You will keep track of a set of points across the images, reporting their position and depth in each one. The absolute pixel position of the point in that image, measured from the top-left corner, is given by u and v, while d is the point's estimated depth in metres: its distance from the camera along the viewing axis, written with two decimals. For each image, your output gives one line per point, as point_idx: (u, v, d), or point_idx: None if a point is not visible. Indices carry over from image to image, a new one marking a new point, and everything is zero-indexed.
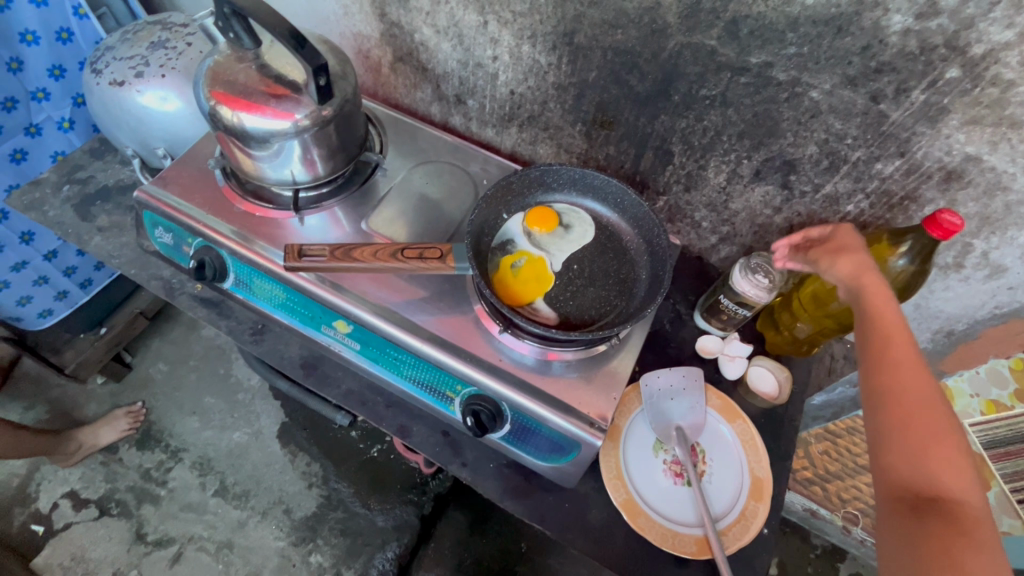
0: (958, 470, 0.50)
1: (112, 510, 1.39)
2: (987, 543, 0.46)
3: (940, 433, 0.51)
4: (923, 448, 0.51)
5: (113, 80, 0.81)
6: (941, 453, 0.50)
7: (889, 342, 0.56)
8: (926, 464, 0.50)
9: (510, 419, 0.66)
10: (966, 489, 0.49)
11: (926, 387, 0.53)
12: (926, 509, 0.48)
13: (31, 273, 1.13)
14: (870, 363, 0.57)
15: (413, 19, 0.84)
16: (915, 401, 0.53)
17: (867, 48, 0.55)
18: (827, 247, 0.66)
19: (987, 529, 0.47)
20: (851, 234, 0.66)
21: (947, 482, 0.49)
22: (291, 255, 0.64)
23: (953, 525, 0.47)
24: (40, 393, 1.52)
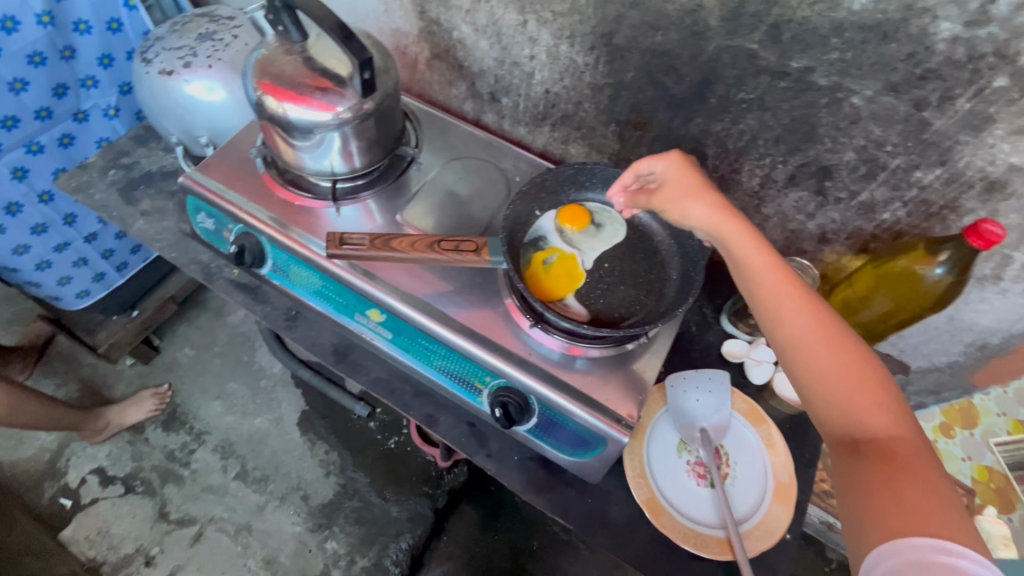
0: (882, 399, 0.49)
1: (137, 488, 1.43)
2: (927, 469, 0.45)
3: (850, 368, 0.50)
4: (843, 390, 0.50)
5: (162, 70, 0.84)
6: (862, 388, 0.50)
7: (776, 287, 0.54)
8: (851, 406, 0.49)
9: (537, 412, 0.67)
10: (891, 418, 0.49)
11: (827, 324, 0.52)
12: (864, 451, 0.48)
13: (72, 255, 1.17)
14: (765, 312, 0.55)
15: (452, 17, 0.85)
16: (819, 345, 0.51)
17: (913, 55, 0.55)
18: (675, 190, 0.63)
19: (923, 454, 0.46)
20: (676, 176, 0.63)
21: (874, 417, 0.49)
22: (332, 242, 0.66)
23: (891, 461, 0.46)
24: (72, 372, 1.57)
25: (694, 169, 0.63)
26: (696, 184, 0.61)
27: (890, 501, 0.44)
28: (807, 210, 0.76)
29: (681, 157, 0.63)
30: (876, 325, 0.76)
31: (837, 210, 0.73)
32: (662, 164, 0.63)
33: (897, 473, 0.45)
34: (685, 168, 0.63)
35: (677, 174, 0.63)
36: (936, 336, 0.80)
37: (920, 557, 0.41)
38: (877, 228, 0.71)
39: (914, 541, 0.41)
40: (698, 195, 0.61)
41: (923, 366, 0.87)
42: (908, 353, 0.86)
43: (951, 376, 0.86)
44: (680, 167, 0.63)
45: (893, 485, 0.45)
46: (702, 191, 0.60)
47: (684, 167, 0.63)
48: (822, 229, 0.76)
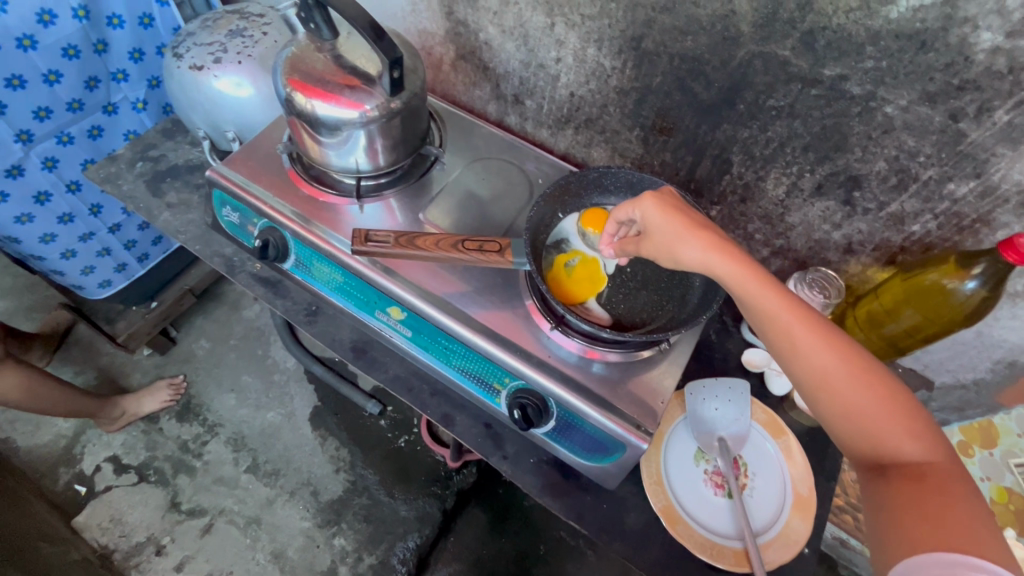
0: (906, 418, 0.50)
1: (150, 477, 1.45)
2: (957, 485, 0.46)
3: (872, 391, 0.51)
4: (866, 413, 0.50)
5: (192, 65, 0.85)
6: (886, 409, 0.50)
7: (787, 321, 0.53)
8: (877, 428, 0.50)
9: (555, 415, 0.67)
10: (917, 437, 0.49)
11: (843, 350, 0.52)
12: (894, 473, 0.48)
13: (96, 244, 1.19)
14: (779, 345, 0.54)
15: (480, 19, 0.86)
16: (839, 372, 0.51)
17: (951, 65, 0.55)
18: (658, 234, 0.58)
19: (953, 470, 0.47)
20: (656, 221, 0.58)
21: (899, 437, 0.49)
22: (357, 239, 0.66)
23: (925, 484, 0.47)
24: (90, 360, 1.59)
25: (678, 205, 0.59)
26: (682, 223, 0.56)
27: (926, 521, 0.45)
28: (834, 220, 0.75)
29: (658, 199, 0.58)
30: (902, 338, 0.75)
31: (864, 221, 0.72)
32: (640, 210, 0.59)
33: (930, 492, 0.46)
34: (667, 209, 0.58)
35: (662, 214, 0.58)
36: (962, 352, 0.79)
37: (953, 573, 0.41)
38: (906, 240, 0.70)
39: (948, 557, 0.42)
40: (686, 233, 0.56)
41: (947, 383, 0.85)
42: (932, 369, 0.84)
43: (976, 393, 0.84)
44: (659, 210, 0.57)
45: (926, 504, 0.46)
46: (690, 230, 0.56)
47: (668, 207, 0.58)
48: (848, 239, 0.75)
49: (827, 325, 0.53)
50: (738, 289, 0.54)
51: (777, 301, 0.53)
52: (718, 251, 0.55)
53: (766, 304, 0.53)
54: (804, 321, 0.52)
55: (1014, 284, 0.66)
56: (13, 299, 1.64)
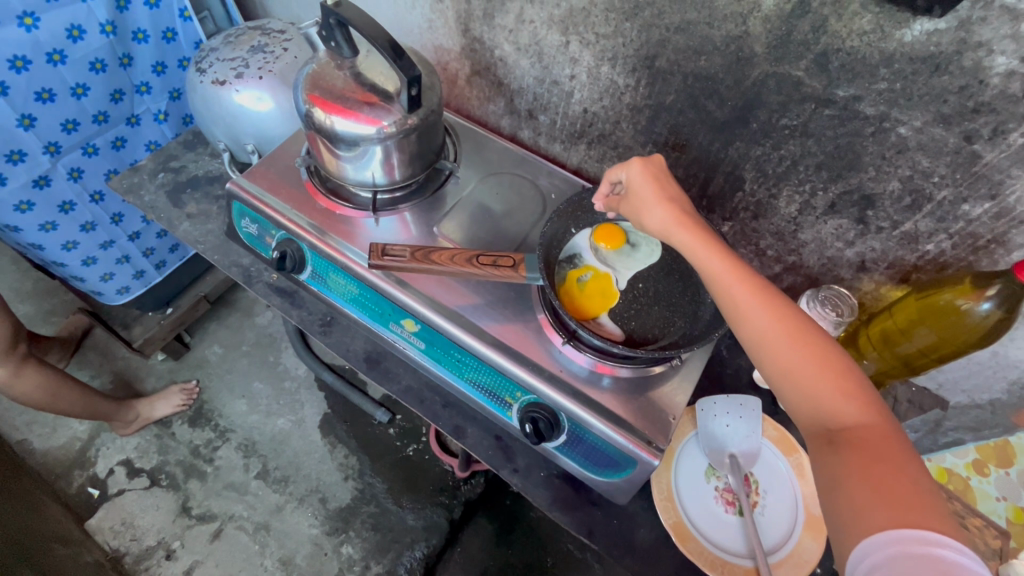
0: (850, 387, 0.49)
1: (162, 481, 1.46)
2: (899, 456, 0.45)
3: (816, 361, 0.50)
4: (811, 382, 0.50)
5: (215, 79, 0.87)
6: (830, 378, 0.50)
7: (735, 289, 0.54)
8: (820, 397, 0.49)
9: (567, 430, 0.67)
10: (861, 406, 0.49)
11: (789, 318, 0.52)
12: (838, 442, 0.47)
13: (116, 252, 1.21)
14: (727, 311, 0.54)
15: (495, 36, 0.87)
16: (783, 339, 0.51)
17: (965, 88, 0.55)
18: (636, 197, 0.62)
19: (896, 441, 0.46)
20: (639, 183, 0.62)
21: (843, 406, 0.49)
22: (374, 253, 0.67)
23: (863, 450, 0.46)
24: (106, 364, 1.62)
25: (662, 173, 0.63)
26: (656, 189, 0.61)
27: (870, 492, 0.44)
28: (847, 238, 0.75)
29: (644, 163, 0.63)
30: (916, 357, 0.75)
31: (878, 240, 0.72)
32: (627, 172, 0.63)
33: (871, 462, 0.45)
34: (648, 176, 0.62)
35: (641, 180, 0.62)
36: (978, 372, 0.78)
37: (907, 551, 0.40)
38: (919, 259, 0.70)
39: (899, 534, 0.40)
40: (655, 201, 0.60)
41: (962, 403, 0.84)
42: (947, 388, 0.84)
43: (991, 414, 0.84)
44: (643, 174, 0.62)
45: (867, 474, 0.45)
46: (659, 198, 0.60)
47: (649, 174, 0.62)
48: (862, 257, 0.75)
49: (774, 294, 0.53)
50: (694, 256, 0.57)
51: (727, 268, 0.55)
52: (679, 220, 0.58)
53: (716, 267, 0.55)
54: (752, 289, 0.53)
55: None
56: (33, 303, 1.67)
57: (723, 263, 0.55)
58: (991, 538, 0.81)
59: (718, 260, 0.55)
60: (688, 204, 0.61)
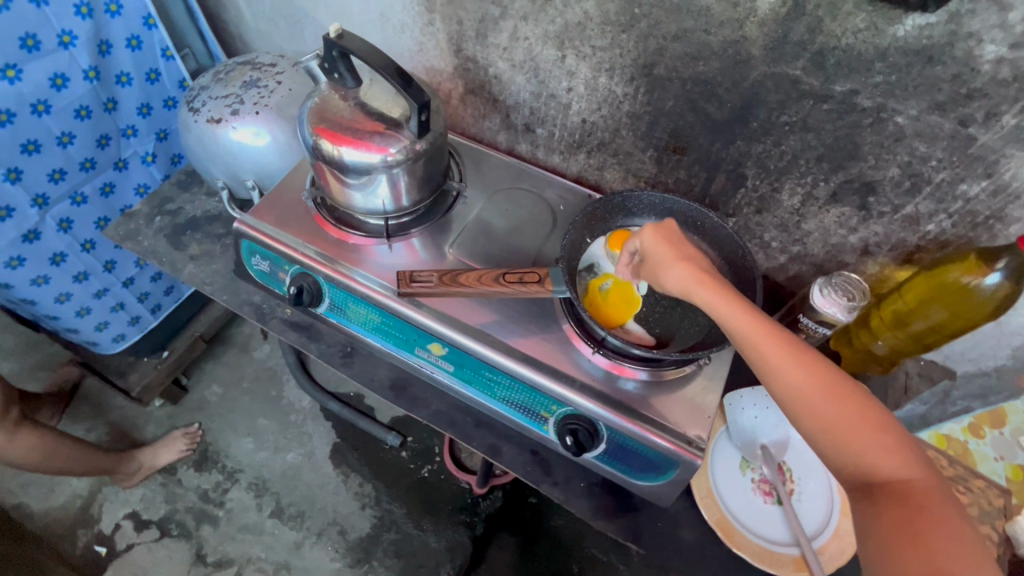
0: (889, 442, 0.49)
1: (172, 531, 1.42)
2: (942, 511, 0.45)
3: (853, 416, 0.49)
4: (850, 436, 0.49)
5: (209, 118, 0.86)
6: (868, 433, 0.49)
7: (764, 346, 0.52)
8: (859, 451, 0.49)
9: (606, 438, 0.68)
10: (901, 458, 0.48)
11: (822, 371, 0.51)
12: (878, 496, 0.47)
13: (110, 300, 1.18)
14: (759, 367, 0.53)
15: (489, 54, 0.88)
16: (819, 395, 0.50)
17: (958, 76, 0.58)
18: (653, 261, 0.60)
19: (938, 494, 0.46)
20: (653, 247, 0.61)
21: (884, 460, 0.48)
22: (403, 281, 0.69)
23: (906, 507, 0.46)
24: (100, 415, 1.56)
25: (676, 237, 0.61)
26: (670, 251, 0.59)
27: (911, 549, 0.44)
28: (850, 225, 0.77)
29: (656, 229, 0.62)
30: (928, 335, 0.78)
31: (880, 224, 0.75)
32: (641, 240, 0.62)
33: (913, 518, 0.45)
34: (663, 241, 0.60)
35: (657, 245, 0.60)
36: (982, 342, 0.81)
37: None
38: (922, 239, 0.73)
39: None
40: (674, 262, 0.58)
41: (969, 371, 0.88)
42: (953, 358, 0.87)
43: (997, 379, 0.87)
44: (655, 238, 0.61)
45: (911, 529, 0.44)
46: (678, 258, 0.58)
47: (664, 239, 0.61)
48: (865, 242, 0.78)
49: (804, 347, 0.52)
50: (717, 315, 0.54)
51: (755, 325, 0.53)
52: (700, 278, 0.56)
53: (740, 325, 0.53)
54: (782, 344, 0.52)
55: None
56: (17, 359, 1.61)
57: (749, 319, 0.53)
58: (995, 499, 0.88)
59: (744, 316, 0.53)
60: (706, 261, 0.59)
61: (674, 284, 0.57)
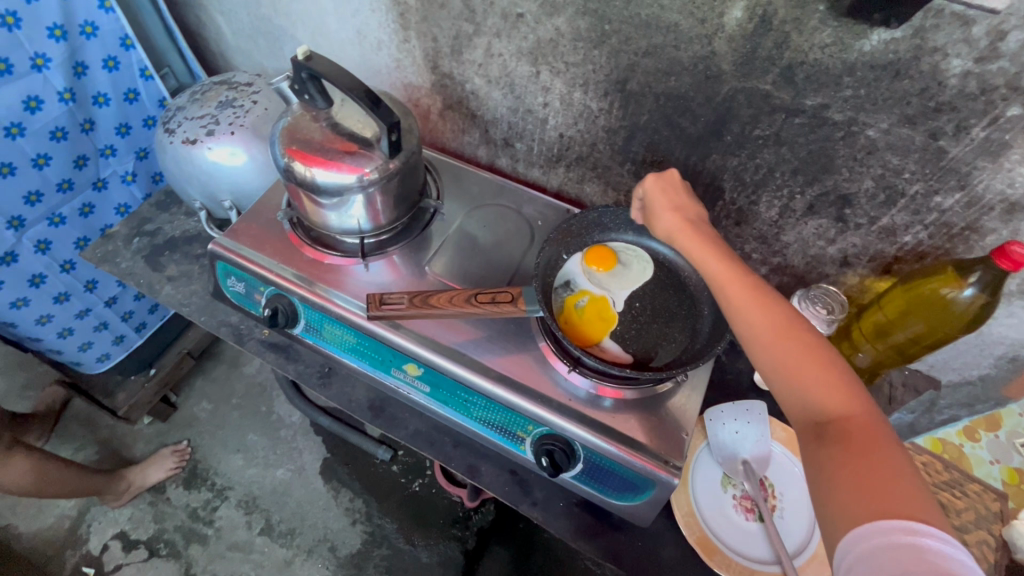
0: (841, 387, 0.47)
1: (161, 551, 1.40)
2: (886, 452, 0.43)
3: (804, 356, 0.48)
4: (800, 375, 0.48)
5: (185, 138, 0.86)
6: (819, 374, 0.47)
7: (727, 287, 0.53)
8: (807, 392, 0.47)
9: (583, 458, 0.67)
10: (850, 400, 0.46)
11: (780, 312, 0.50)
12: (824, 435, 0.45)
13: (92, 320, 1.17)
14: (725, 309, 0.53)
15: (465, 71, 0.88)
16: (773, 334, 0.49)
17: (926, 90, 0.57)
18: (648, 209, 0.64)
19: (884, 438, 0.44)
20: (653, 195, 0.64)
21: (831, 400, 0.46)
22: (372, 304, 0.68)
23: (848, 445, 0.44)
24: (89, 434, 1.55)
25: (675, 187, 0.64)
26: (663, 201, 0.63)
27: (852, 485, 0.42)
28: (828, 236, 0.77)
29: (660, 178, 0.65)
30: (909, 345, 0.77)
31: (857, 235, 0.74)
32: (642, 187, 0.65)
33: (855, 456, 0.43)
34: (661, 189, 0.64)
35: (652, 193, 0.64)
36: (965, 351, 0.81)
37: (888, 541, 0.38)
38: (900, 250, 0.73)
39: (882, 525, 0.39)
40: (663, 210, 0.62)
41: (954, 381, 0.87)
42: (937, 368, 0.86)
43: (983, 388, 0.86)
44: (655, 185, 0.64)
45: (853, 466, 0.43)
46: (667, 207, 0.62)
47: (664, 188, 0.64)
48: (844, 253, 0.77)
49: (768, 290, 0.52)
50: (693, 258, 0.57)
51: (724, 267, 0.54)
52: (682, 226, 0.59)
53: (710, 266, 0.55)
54: (746, 287, 0.52)
55: (1012, 285, 0.68)
56: (4, 379, 1.60)
57: (719, 262, 0.55)
58: (991, 503, 0.85)
59: (715, 260, 0.55)
60: (698, 211, 0.62)
61: (663, 230, 0.61)
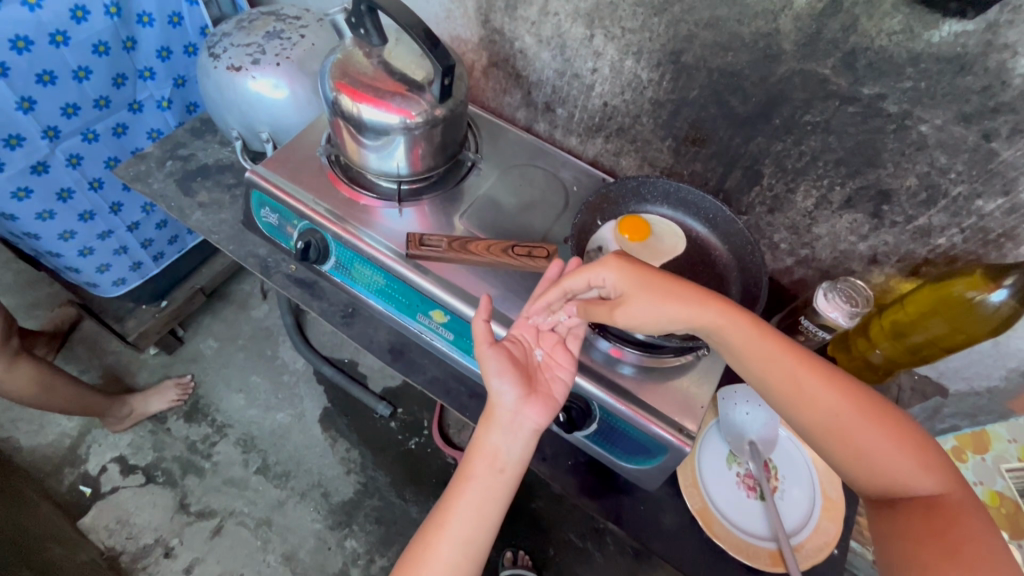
0: (924, 459, 0.53)
1: (158, 478, 1.43)
2: (971, 520, 0.49)
3: (893, 438, 0.54)
4: (886, 454, 0.53)
5: (230, 65, 0.85)
6: (905, 451, 0.53)
7: (800, 374, 0.56)
8: (896, 468, 0.53)
9: (598, 418, 0.68)
10: (932, 474, 0.53)
11: (857, 397, 0.55)
12: (911, 508, 0.52)
13: (113, 242, 1.17)
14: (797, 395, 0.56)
15: (517, 28, 0.87)
16: (856, 421, 0.54)
17: (988, 88, 0.57)
18: (628, 295, 0.60)
19: (965, 505, 0.51)
20: (629, 280, 0.60)
21: (917, 475, 0.53)
22: (413, 243, 0.71)
23: (936, 517, 0.50)
24: (95, 359, 1.57)
25: (660, 269, 0.61)
26: (665, 284, 0.59)
27: (941, 553, 0.48)
28: (860, 232, 0.77)
29: (620, 260, 0.61)
30: (927, 349, 0.77)
31: (891, 233, 0.75)
32: (609, 273, 0.60)
33: (944, 526, 0.49)
34: (626, 270, 0.60)
35: (626, 278, 0.60)
36: (978, 361, 0.82)
37: None
38: (930, 252, 0.73)
39: None
40: (659, 295, 0.59)
41: (961, 390, 0.88)
42: (947, 376, 0.87)
43: (988, 400, 0.87)
44: (626, 268, 0.60)
45: (941, 537, 0.49)
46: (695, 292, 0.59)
47: (628, 269, 0.60)
48: (874, 251, 0.78)
49: (838, 374, 0.57)
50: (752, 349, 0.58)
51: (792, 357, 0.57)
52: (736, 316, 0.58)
53: (776, 356, 0.57)
54: (821, 374, 0.56)
55: None
56: (14, 295, 1.61)
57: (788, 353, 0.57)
58: None
59: (777, 348, 0.57)
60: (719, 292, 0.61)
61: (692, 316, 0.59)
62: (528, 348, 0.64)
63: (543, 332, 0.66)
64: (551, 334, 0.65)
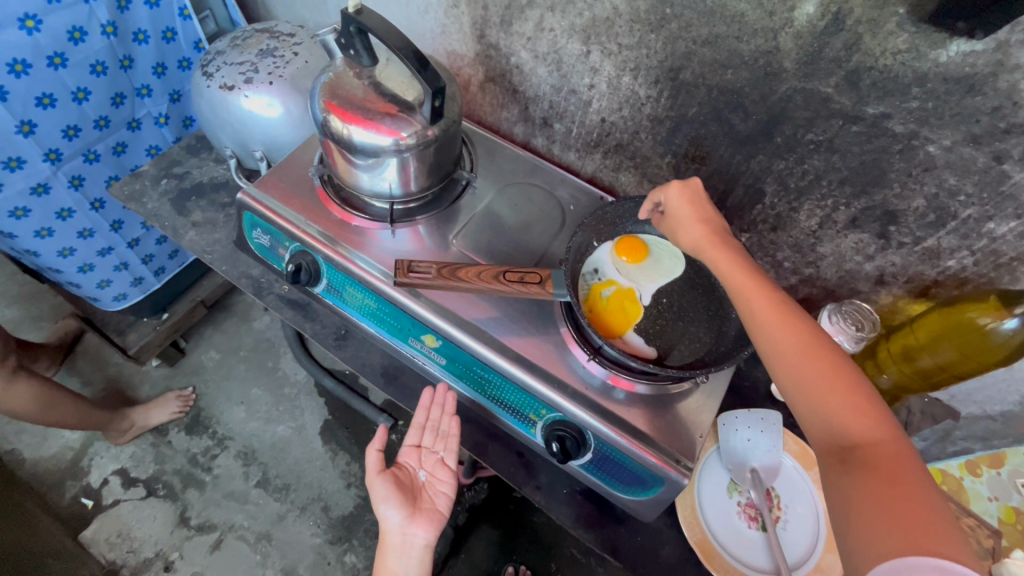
0: (862, 405, 0.45)
1: (159, 491, 1.43)
2: (915, 478, 0.41)
3: (834, 379, 0.46)
4: (825, 398, 0.46)
5: (223, 84, 0.84)
6: (846, 398, 0.46)
7: (756, 304, 0.52)
8: (833, 411, 0.45)
9: (593, 447, 0.66)
10: (876, 425, 0.44)
11: (804, 333, 0.49)
12: (851, 460, 0.43)
13: (114, 259, 1.17)
14: (746, 324, 0.52)
15: (512, 43, 0.86)
16: (799, 354, 0.48)
17: (998, 109, 0.55)
18: (671, 216, 0.62)
19: (909, 463, 0.42)
20: (679, 203, 0.61)
21: (854, 422, 0.45)
22: (400, 271, 0.67)
23: (876, 471, 0.42)
24: (98, 370, 1.57)
25: (700, 196, 0.62)
26: (690, 212, 0.60)
27: (882, 513, 0.40)
28: (866, 252, 0.75)
29: (683, 185, 0.62)
30: (936, 373, 0.75)
31: (898, 254, 0.72)
32: (665, 195, 0.63)
33: (883, 481, 0.41)
34: (687, 194, 0.62)
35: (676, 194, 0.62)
36: (991, 385, 0.79)
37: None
38: (940, 274, 0.70)
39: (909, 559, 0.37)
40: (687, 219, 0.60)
41: (973, 414, 0.85)
42: (958, 399, 0.85)
43: (1002, 424, 0.84)
44: (682, 195, 0.61)
45: (881, 492, 0.41)
46: (695, 218, 0.60)
47: (689, 193, 0.62)
48: (880, 271, 0.75)
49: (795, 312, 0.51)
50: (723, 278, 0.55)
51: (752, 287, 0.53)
52: (711, 241, 0.57)
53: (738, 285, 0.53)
54: (774, 304, 0.51)
55: None
56: (19, 308, 1.62)
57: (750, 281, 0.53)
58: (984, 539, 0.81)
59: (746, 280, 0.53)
60: (722, 223, 0.60)
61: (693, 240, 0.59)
62: (413, 471, 0.76)
63: (425, 454, 0.76)
64: (432, 457, 0.75)
